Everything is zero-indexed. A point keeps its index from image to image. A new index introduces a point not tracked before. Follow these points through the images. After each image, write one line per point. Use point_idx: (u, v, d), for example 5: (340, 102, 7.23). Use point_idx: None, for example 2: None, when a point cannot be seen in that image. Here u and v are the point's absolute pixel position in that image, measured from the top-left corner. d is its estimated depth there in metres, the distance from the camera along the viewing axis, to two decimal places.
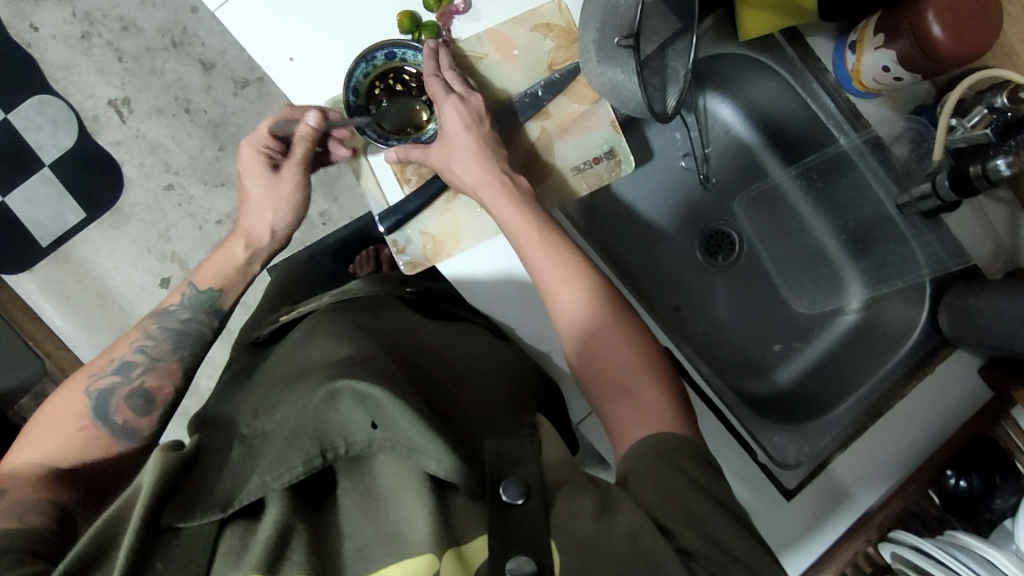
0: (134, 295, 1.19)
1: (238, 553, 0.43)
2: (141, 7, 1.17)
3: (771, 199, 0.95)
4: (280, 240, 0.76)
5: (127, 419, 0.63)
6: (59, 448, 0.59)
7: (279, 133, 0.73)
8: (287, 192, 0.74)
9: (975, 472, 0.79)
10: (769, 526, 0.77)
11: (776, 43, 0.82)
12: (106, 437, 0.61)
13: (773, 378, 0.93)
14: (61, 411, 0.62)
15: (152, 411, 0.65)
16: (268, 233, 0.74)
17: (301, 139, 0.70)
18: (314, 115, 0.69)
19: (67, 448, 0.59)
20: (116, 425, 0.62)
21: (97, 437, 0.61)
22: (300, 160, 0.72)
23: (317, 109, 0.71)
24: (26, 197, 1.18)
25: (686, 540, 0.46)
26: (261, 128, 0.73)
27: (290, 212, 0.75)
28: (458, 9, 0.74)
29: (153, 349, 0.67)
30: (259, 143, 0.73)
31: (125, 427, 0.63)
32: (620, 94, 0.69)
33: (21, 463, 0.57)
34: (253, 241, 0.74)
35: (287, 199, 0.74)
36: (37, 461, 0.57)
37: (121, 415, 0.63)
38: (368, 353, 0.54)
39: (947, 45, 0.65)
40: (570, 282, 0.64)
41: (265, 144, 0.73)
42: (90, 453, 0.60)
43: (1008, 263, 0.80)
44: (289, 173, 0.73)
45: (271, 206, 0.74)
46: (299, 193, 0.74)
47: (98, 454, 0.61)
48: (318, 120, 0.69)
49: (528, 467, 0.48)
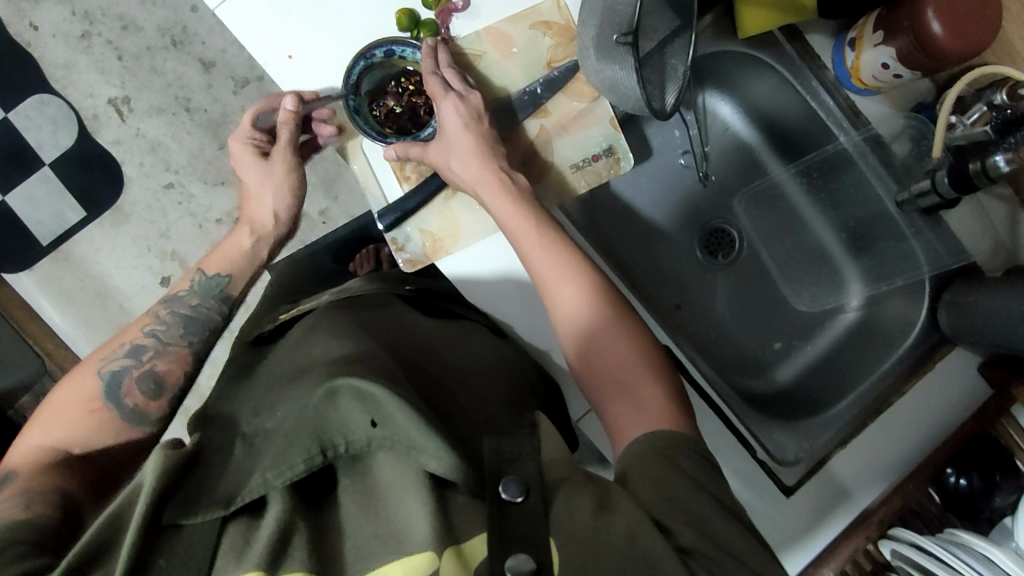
0: (134, 293, 1.19)
1: (239, 550, 0.43)
2: (141, 6, 1.17)
3: (770, 197, 0.95)
4: (283, 225, 0.76)
5: (137, 401, 0.63)
6: (70, 431, 0.59)
7: (264, 125, 0.77)
8: (281, 176, 0.75)
9: (976, 470, 0.78)
10: (769, 524, 0.77)
11: (775, 40, 0.81)
12: (115, 419, 0.61)
13: (773, 376, 0.93)
14: (71, 395, 0.62)
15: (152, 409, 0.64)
16: (270, 218, 0.75)
17: (283, 123, 0.72)
18: (291, 99, 0.71)
19: (76, 429, 0.60)
20: (126, 408, 0.62)
21: (108, 419, 0.61)
22: (286, 142, 0.73)
23: (293, 92, 0.73)
24: (26, 195, 1.18)
25: (684, 537, 0.45)
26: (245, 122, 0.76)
27: (289, 197, 0.75)
28: (457, 6, 0.74)
29: (164, 333, 0.68)
30: (246, 135, 0.76)
31: (135, 411, 0.62)
32: (618, 91, 0.69)
33: (33, 447, 0.58)
34: (257, 227, 0.75)
35: (283, 183, 0.75)
36: (48, 443, 0.58)
37: (131, 397, 0.63)
38: (368, 351, 0.54)
39: (947, 42, 0.65)
40: (570, 280, 0.64)
41: (252, 136, 0.76)
42: (101, 435, 0.60)
43: (1009, 260, 0.80)
44: (278, 157, 0.74)
45: (269, 193, 0.74)
46: (292, 175, 0.75)
47: (108, 436, 0.61)
48: (295, 103, 0.72)
49: (528, 465, 0.48)
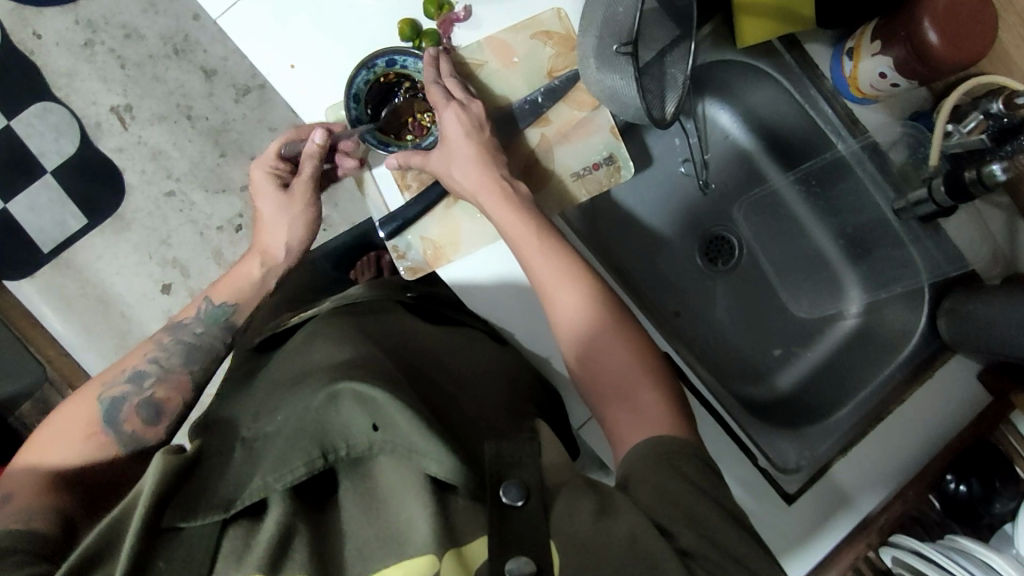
0: (136, 300, 1.20)
1: (239, 554, 0.43)
2: (143, 14, 1.18)
3: (770, 204, 0.96)
4: (297, 257, 0.75)
5: (136, 429, 0.63)
6: (67, 455, 0.60)
7: (287, 154, 0.75)
8: (299, 210, 0.73)
9: (975, 476, 0.79)
10: (769, 531, 0.76)
11: (774, 50, 0.82)
12: (112, 447, 0.61)
13: (773, 382, 0.94)
14: (71, 418, 0.62)
15: (159, 424, 0.65)
16: (282, 251, 0.73)
17: (308, 157, 0.71)
18: (319, 133, 0.70)
19: (72, 453, 0.60)
20: (123, 434, 0.62)
21: (107, 447, 0.61)
22: (308, 176, 0.72)
23: (322, 125, 0.72)
24: (28, 203, 1.19)
25: (685, 540, 0.46)
26: (270, 150, 0.75)
27: (303, 232, 0.74)
28: (458, 16, 0.75)
29: (166, 360, 0.68)
30: (269, 164, 0.75)
31: (133, 438, 0.62)
32: (619, 100, 0.70)
33: (28, 469, 0.58)
34: (269, 259, 0.73)
35: (299, 216, 0.73)
36: (44, 466, 0.59)
37: (130, 424, 0.63)
38: (369, 356, 0.54)
39: (943, 52, 0.65)
40: (569, 285, 0.64)
41: (275, 165, 0.75)
42: (97, 461, 0.61)
43: (1009, 267, 0.80)
44: (297, 191, 0.73)
45: (284, 228, 0.73)
46: (308, 208, 0.74)
47: (101, 462, 0.61)
48: (324, 137, 0.71)
49: (527, 469, 0.49)
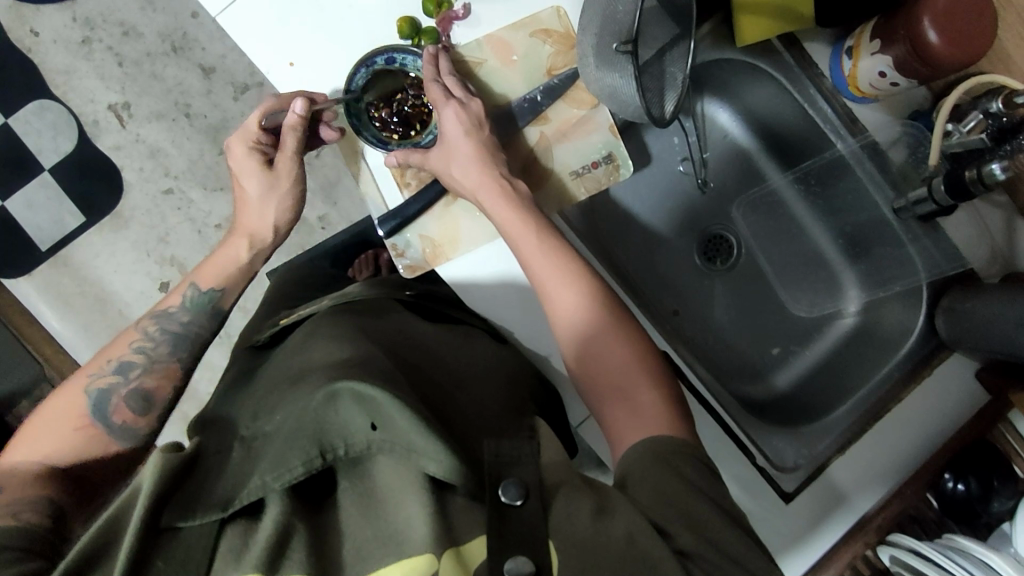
0: (134, 299, 1.19)
1: (238, 553, 0.43)
2: (141, 12, 1.17)
3: (769, 203, 0.96)
4: (280, 237, 0.76)
5: (125, 419, 0.63)
6: (57, 449, 0.59)
7: (270, 125, 0.73)
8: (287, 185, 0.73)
9: (973, 475, 0.80)
10: (768, 530, 0.76)
11: (774, 49, 0.82)
12: (103, 437, 0.62)
13: (772, 382, 0.94)
14: (57, 410, 0.61)
15: (150, 414, 0.65)
16: (269, 231, 0.74)
17: (290, 129, 0.70)
18: (301, 103, 0.69)
19: (63, 446, 0.60)
20: (114, 425, 0.62)
21: (97, 437, 0.61)
22: (292, 150, 0.72)
23: (303, 95, 0.70)
24: (26, 201, 1.18)
25: (683, 540, 0.46)
26: (250, 122, 0.73)
27: (289, 210, 0.75)
28: (457, 14, 0.75)
29: (153, 350, 0.67)
30: (250, 139, 0.73)
31: (123, 427, 0.63)
32: (618, 99, 0.70)
33: (15, 462, 0.57)
34: (256, 240, 0.74)
35: (285, 195, 0.74)
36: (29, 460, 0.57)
37: (119, 415, 0.63)
38: (368, 356, 0.54)
39: (944, 51, 0.65)
40: (568, 285, 0.64)
41: (255, 139, 0.74)
42: (87, 452, 0.61)
43: (1006, 267, 0.80)
44: (283, 167, 0.73)
45: (270, 206, 0.73)
46: (295, 186, 0.74)
47: (92, 453, 0.61)
48: (305, 107, 0.69)
49: (527, 469, 0.48)
